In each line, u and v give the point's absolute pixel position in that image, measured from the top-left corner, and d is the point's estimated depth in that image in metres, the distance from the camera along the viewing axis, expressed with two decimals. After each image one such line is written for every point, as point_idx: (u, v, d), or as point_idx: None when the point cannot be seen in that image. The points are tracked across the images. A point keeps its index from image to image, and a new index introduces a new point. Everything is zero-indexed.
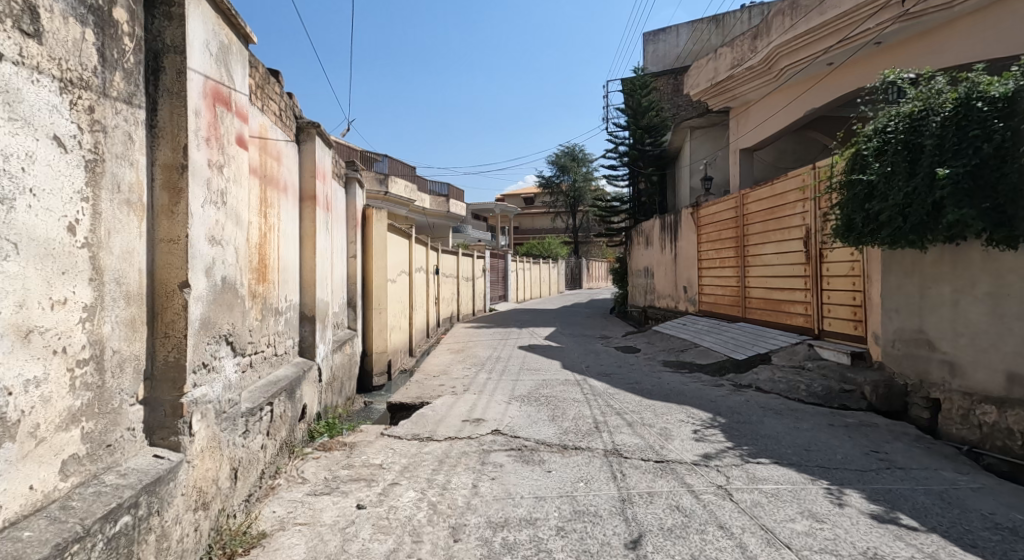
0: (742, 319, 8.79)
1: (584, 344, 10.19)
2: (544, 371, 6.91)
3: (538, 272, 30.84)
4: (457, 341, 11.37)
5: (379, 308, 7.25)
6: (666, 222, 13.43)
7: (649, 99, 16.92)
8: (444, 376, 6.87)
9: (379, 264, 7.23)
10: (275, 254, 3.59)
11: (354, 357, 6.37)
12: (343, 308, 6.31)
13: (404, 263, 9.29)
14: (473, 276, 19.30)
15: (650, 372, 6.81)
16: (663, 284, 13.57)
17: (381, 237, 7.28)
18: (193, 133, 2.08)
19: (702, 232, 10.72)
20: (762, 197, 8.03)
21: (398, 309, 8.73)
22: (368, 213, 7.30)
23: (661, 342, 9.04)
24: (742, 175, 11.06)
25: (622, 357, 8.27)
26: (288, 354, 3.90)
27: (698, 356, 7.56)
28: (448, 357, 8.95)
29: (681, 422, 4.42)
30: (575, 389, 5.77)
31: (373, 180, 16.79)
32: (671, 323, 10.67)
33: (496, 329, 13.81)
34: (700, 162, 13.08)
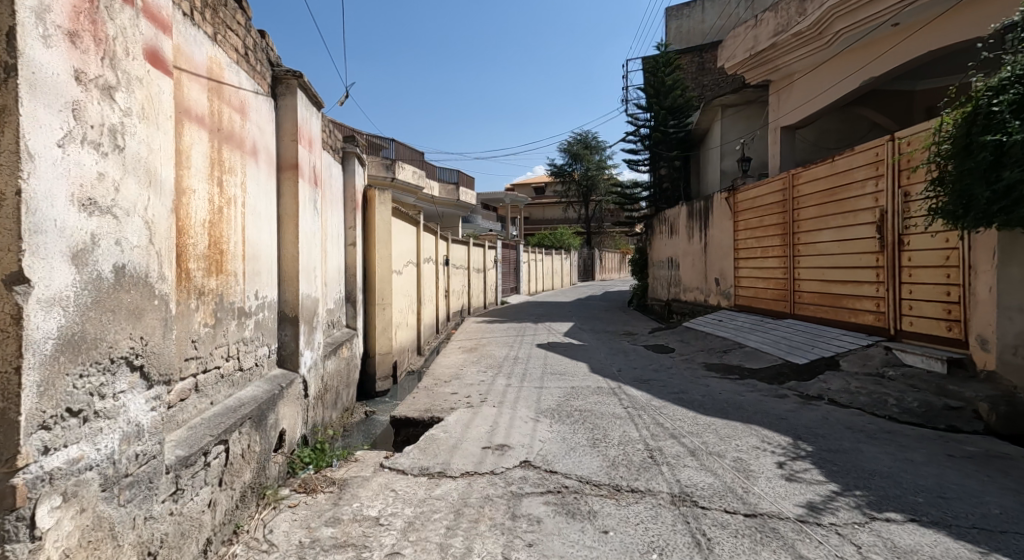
0: (790, 316, 7.84)
1: (609, 343, 9.28)
2: (571, 376, 6.02)
3: (550, 263, 29.91)
4: (469, 338, 10.49)
5: (383, 304, 6.40)
6: (695, 209, 12.45)
7: (673, 78, 15.86)
8: (457, 382, 6.01)
9: (382, 253, 6.37)
10: (238, 235, 2.70)
11: (354, 361, 5.52)
12: (340, 305, 5.45)
13: (412, 252, 8.43)
14: (484, 267, 18.48)
15: (694, 379, 5.89)
16: (691, 276, 12.60)
17: (384, 223, 6.41)
18: (32, 15, 1.27)
19: (740, 219, 9.72)
20: (820, 177, 7.04)
21: (405, 305, 7.90)
22: (369, 194, 6.41)
23: (697, 341, 8.10)
24: (783, 156, 10.12)
25: (656, 358, 7.34)
26: (259, 368, 3.03)
27: (746, 358, 6.63)
28: (459, 357, 8.08)
29: (757, 451, 3.52)
30: (612, 401, 4.89)
31: (380, 166, 16.00)
32: (704, 319, 9.72)
33: (510, 324, 12.97)
34: (732, 143, 12.09)
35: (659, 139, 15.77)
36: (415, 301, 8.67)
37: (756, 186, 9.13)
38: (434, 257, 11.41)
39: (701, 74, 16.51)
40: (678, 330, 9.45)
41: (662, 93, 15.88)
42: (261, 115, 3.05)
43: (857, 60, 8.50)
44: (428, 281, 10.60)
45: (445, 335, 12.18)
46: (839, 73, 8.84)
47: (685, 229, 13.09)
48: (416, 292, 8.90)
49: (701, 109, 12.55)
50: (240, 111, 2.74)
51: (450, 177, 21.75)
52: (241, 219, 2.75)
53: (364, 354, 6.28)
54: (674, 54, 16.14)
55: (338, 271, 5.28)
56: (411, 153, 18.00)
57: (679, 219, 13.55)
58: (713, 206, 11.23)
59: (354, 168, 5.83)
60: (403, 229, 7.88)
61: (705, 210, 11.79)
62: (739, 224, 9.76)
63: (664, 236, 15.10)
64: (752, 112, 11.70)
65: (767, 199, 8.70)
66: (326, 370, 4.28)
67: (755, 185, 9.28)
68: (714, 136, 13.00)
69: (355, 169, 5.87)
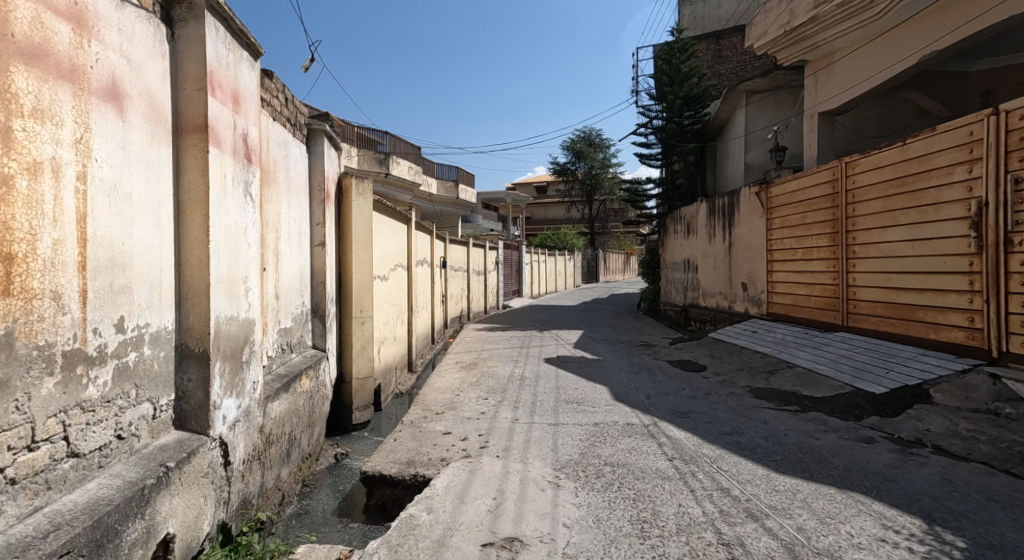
0: (842, 329, 6.72)
1: (627, 357, 8.16)
2: (592, 407, 4.91)
3: (554, 264, 28.84)
4: (468, 351, 9.37)
5: (362, 316, 5.28)
6: (717, 206, 11.34)
7: (689, 65, 14.78)
8: (452, 414, 4.89)
9: (360, 254, 5.24)
10: (63, 228, 1.67)
11: (321, 391, 4.43)
12: (304, 320, 4.36)
13: (401, 255, 7.32)
14: (485, 269, 17.40)
15: (744, 411, 4.77)
16: (713, 280, 11.49)
17: (363, 218, 5.29)
18: None
19: (775, 216, 8.59)
20: (886, 164, 5.93)
21: (393, 315, 6.77)
22: (344, 183, 5.28)
23: (733, 358, 6.97)
24: (822, 144, 9.03)
25: (688, 380, 6.22)
26: (123, 443, 1.92)
27: (800, 382, 5.50)
28: (457, 376, 6.97)
29: (886, 550, 2.39)
30: (651, 449, 3.78)
31: (373, 161, 14.95)
32: (734, 329, 8.60)
33: (513, 332, 11.88)
34: (760, 134, 11.00)
35: (674, 131, 14.68)
36: (405, 312, 7.57)
37: (795, 179, 8.00)
38: (429, 260, 10.32)
39: (718, 62, 15.44)
40: (705, 343, 8.32)
41: (677, 82, 14.83)
42: (131, 41, 1.96)
43: (916, 32, 7.39)
44: (422, 286, 9.52)
45: (442, 344, 11.08)
46: (893, 50, 7.75)
47: (705, 228, 11.99)
48: (408, 301, 7.82)
49: (724, 97, 11.48)
50: (70, 19, 1.70)
51: (449, 174, 20.70)
52: (71, 201, 1.70)
53: (339, 379, 5.18)
54: (690, 40, 15.09)
55: (297, 279, 4.16)
56: (407, 148, 16.96)
57: (698, 217, 12.47)
58: (740, 202, 10.11)
59: (325, 150, 4.70)
60: (391, 226, 6.76)
61: (730, 207, 10.66)
62: (773, 222, 8.64)
63: (679, 237, 14.00)
64: (782, 99, 10.63)
65: (811, 193, 7.57)
66: (271, 416, 3.16)
67: (792, 177, 8.17)
68: (737, 127, 11.92)
69: (325, 151, 4.74)
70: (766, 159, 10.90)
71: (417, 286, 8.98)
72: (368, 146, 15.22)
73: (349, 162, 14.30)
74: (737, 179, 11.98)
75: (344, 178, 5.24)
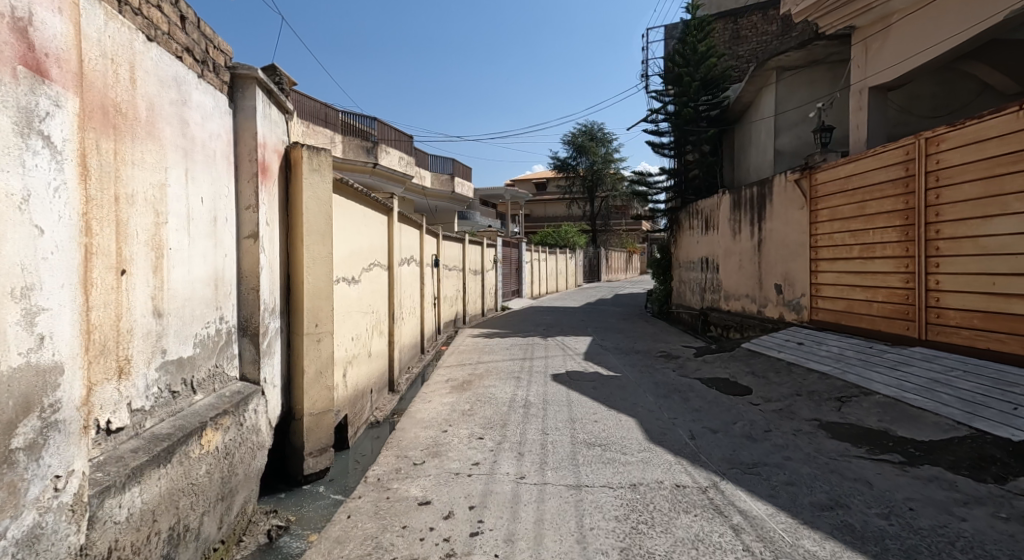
0: (921, 343, 5.48)
1: (649, 374, 6.91)
2: (622, 458, 3.66)
3: (555, 263, 27.65)
4: (461, 363, 8.13)
5: (318, 332, 4.04)
6: (744, 199, 10.10)
7: (706, 44, 13.49)
8: (434, 467, 3.63)
9: (311, 250, 3.98)
10: None
11: (251, 440, 3.18)
12: (223, 342, 3.09)
13: (379, 252, 6.05)
14: (482, 268, 16.16)
15: (832, 464, 3.51)
16: (739, 283, 10.26)
17: (317, 204, 4.02)
18: None
19: (822, 207, 7.33)
20: (992, 136, 4.67)
21: (366, 327, 5.51)
22: (291, 155, 3.97)
23: (783, 379, 5.72)
24: (872, 124, 7.82)
25: (735, 409, 4.97)
26: None
27: (887, 416, 4.25)
28: (446, 399, 5.71)
29: None
30: (724, 541, 2.54)
31: (360, 150, 13.75)
32: (773, 341, 7.37)
33: (513, 339, 10.66)
34: (793, 116, 9.89)
35: (690, 117, 13.42)
36: (384, 321, 6.30)
37: (851, 162, 6.73)
38: (418, 258, 9.07)
39: (736, 43, 14.19)
40: (741, 357, 7.08)
41: (694, 62, 13.51)
42: None
43: None
44: (409, 289, 8.26)
45: (433, 354, 9.84)
46: (966, 8, 6.49)
47: (729, 223, 10.75)
48: (388, 307, 6.56)
49: (750, 75, 10.35)
50: None
51: (444, 167, 19.45)
52: None
53: (287, 416, 3.94)
54: (707, 17, 13.80)
55: (208, 285, 2.90)
56: (399, 138, 15.77)
57: (720, 211, 11.24)
58: (774, 192, 8.87)
59: (259, 103, 3.40)
60: (365, 215, 5.46)
61: (760, 199, 9.41)
62: (819, 214, 7.39)
63: (698, 234, 12.76)
64: (819, 78, 9.56)
65: (873, 179, 6.30)
66: (121, 520, 1.90)
67: (844, 161, 6.90)
68: (765, 109, 10.72)
69: (261, 106, 3.45)
70: (812, 140, 9.62)
71: (402, 288, 7.70)
72: (356, 133, 14.02)
73: (333, 150, 13.10)
74: (765, 168, 10.75)
75: (292, 148, 3.94)
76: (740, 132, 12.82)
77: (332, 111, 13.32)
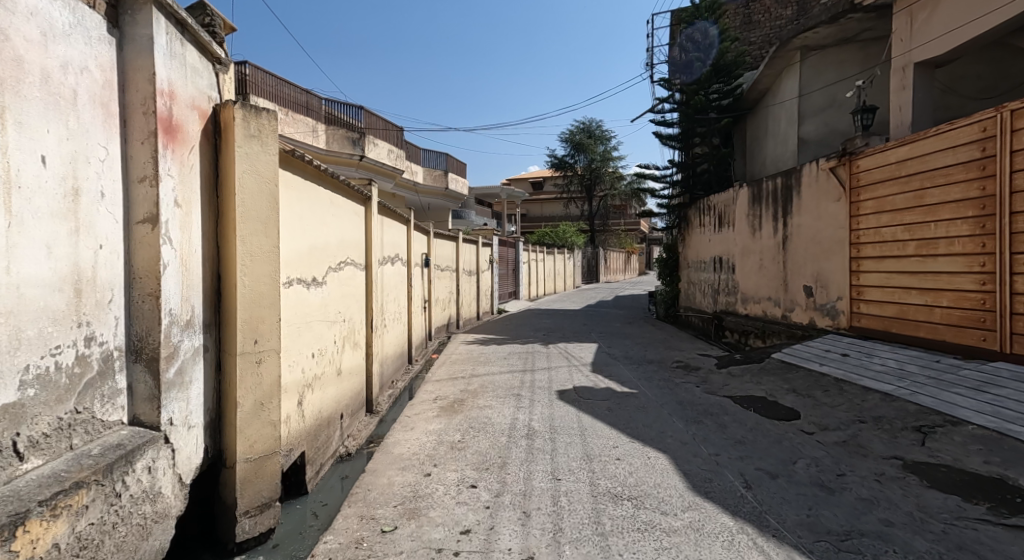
0: (1004, 357, 4.57)
1: (671, 391, 5.94)
2: (664, 525, 2.71)
3: (552, 263, 26.71)
4: (453, 375, 7.17)
5: (258, 349, 3.06)
6: (765, 192, 9.17)
7: (718, 27, 12.58)
8: (410, 538, 2.67)
9: (248, 241, 3.00)
10: None
11: (140, 513, 2.22)
12: (93, 376, 2.11)
13: (353, 248, 5.07)
14: (477, 269, 15.20)
15: (952, 534, 2.57)
16: (761, 285, 9.34)
17: (257, 181, 3.04)
18: None
19: (866, 197, 6.40)
20: None
21: (334, 338, 4.53)
22: (222, 114, 2.97)
23: (838, 401, 4.76)
24: (918, 104, 6.92)
25: (788, 441, 4.02)
26: None
27: (994, 455, 3.32)
28: (432, 425, 4.75)
29: None
30: None
31: (345, 141, 12.78)
32: (811, 351, 6.44)
33: (511, 346, 9.71)
34: (820, 100, 9.08)
35: (700, 106, 12.51)
36: (359, 329, 5.32)
37: (906, 144, 5.80)
38: (404, 257, 8.12)
39: (748, 28, 13.31)
40: (775, 372, 6.13)
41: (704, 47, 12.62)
42: None
43: None
44: (393, 291, 7.30)
45: (423, 363, 8.87)
46: None
47: (748, 219, 9.83)
48: (365, 313, 5.58)
49: (771, 56, 9.47)
50: None
51: (436, 162, 18.51)
52: None
53: (216, 462, 2.96)
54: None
55: (60, 291, 1.94)
56: (388, 129, 14.81)
57: (737, 206, 10.33)
58: (803, 183, 7.94)
59: (162, 32, 2.41)
60: (334, 202, 4.49)
61: (785, 191, 8.49)
62: (862, 206, 6.46)
63: (712, 232, 11.84)
64: (849, 57, 8.73)
65: (937, 162, 5.37)
66: None
67: (896, 144, 5.97)
68: (786, 95, 9.83)
69: (166, 39, 2.46)
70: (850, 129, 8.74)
71: (385, 290, 6.72)
72: (341, 123, 13.04)
73: (316, 141, 12.12)
74: (787, 159, 9.84)
75: (222, 106, 2.96)
76: (756, 122, 11.91)
77: (315, 99, 12.37)
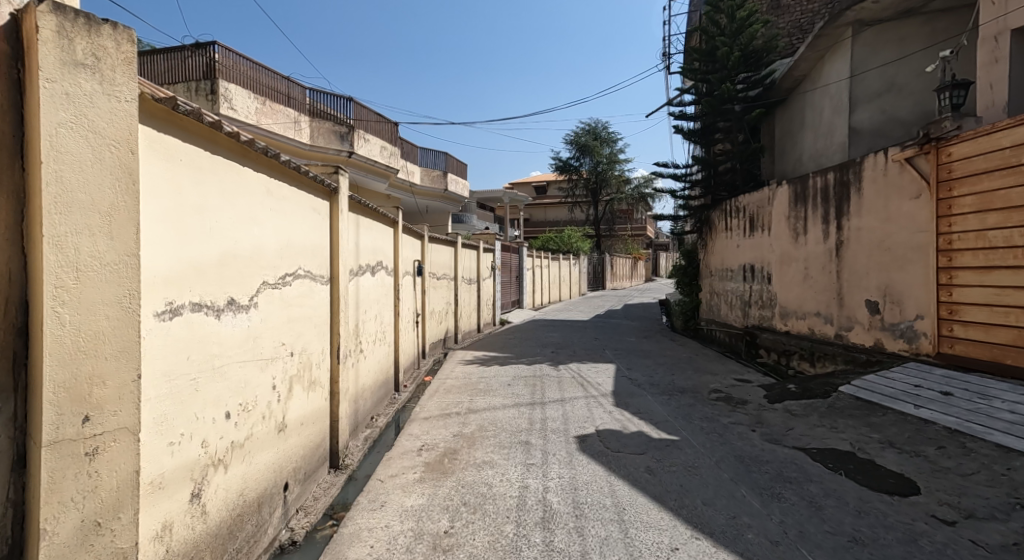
0: None
1: (721, 439, 4.65)
2: None
3: (557, 270, 25.45)
4: (446, 410, 5.90)
5: (92, 431, 1.77)
6: (811, 190, 7.89)
7: (748, 7, 11.15)
8: None
9: (72, 245, 1.71)
10: None
11: None
12: None
13: (306, 256, 3.79)
14: (478, 277, 13.95)
15: None
16: (807, 298, 8.04)
17: (93, 143, 1.76)
18: None
19: (963, 192, 5.17)
20: None
21: (274, 382, 3.24)
22: (24, 23, 1.69)
23: (969, 467, 3.47)
24: (1016, 77, 5.59)
25: (930, 545, 2.74)
26: None
27: None
28: (411, 501, 3.48)
29: None
30: None
31: (332, 135, 11.58)
32: (895, 384, 5.14)
33: (516, 368, 8.43)
34: (875, 84, 7.85)
35: (727, 95, 11.15)
36: (318, 363, 4.03)
37: None
38: (390, 265, 6.87)
39: (776, 13, 12.07)
40: (853, 413, 4.83)
41: (730, 30, 11.17)
42: None
43: None
44: (374, 307, 6.04)
45: (414, 389, 7.60)
46: None
47: (788, 222, 8.54)
48: (328, 340, 4.29)
49: (815, 34, 8.21)
50: None
51: (434, 162, 17.31)
52: None
53: None
54: None
55: None
56: (381, 124, 13.60)
57: (774, 208, 9.05)
58: (864, 178, 6.66)
59: None
60: (274, 192, 3.21)
61: (838, 188, 7.22)
62: (958, 203, 5.21)
63: (742, 237, 10.54)
64: (911, 33, 7.53)
65: None
66: None
67: (1012, 123, 4.72)
68: (833, 79, 8.59)
69: None
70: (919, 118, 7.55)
71: (360, 306, 5.45)
72: (327, 116, 11.79)
73: (299, 135, 10.92)
74: (834, 153, 8.57)
75: (25, 9, 1.67)
76: (790, 114, 10.66)
77: (298, 89, 11.11)
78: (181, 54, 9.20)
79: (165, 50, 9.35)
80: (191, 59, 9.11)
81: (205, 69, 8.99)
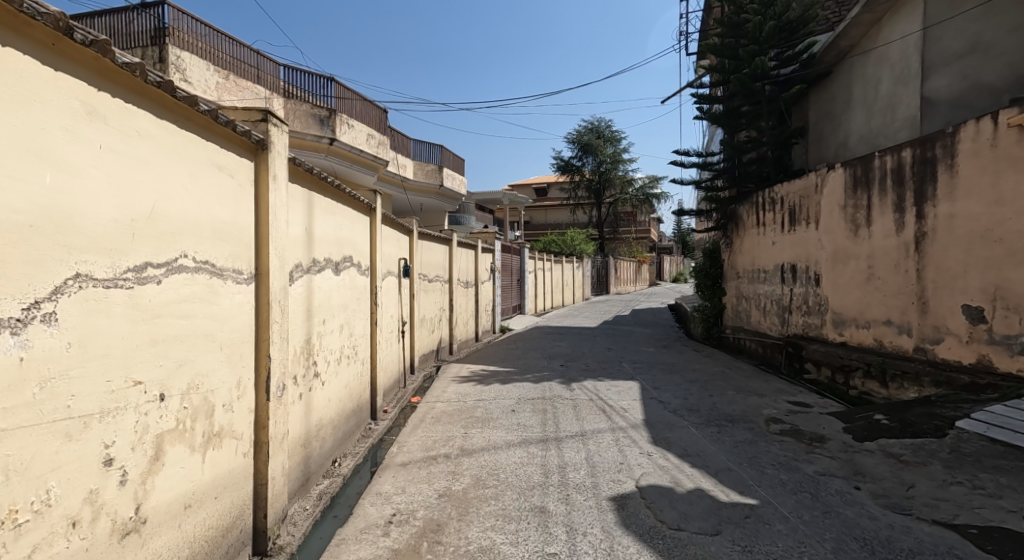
0: None
1: (819, 504, 3.29)
2: None
3: (561, 272, 24.11)
4: (432, 451, 4.50)
5: None
6: (877, 172, 6.55)
7: None
8: None
9: None
10: None
11: None
12: None
13: (196, 237, 2.38)
14: (477, 279, 12.59)
15: None
16: (872, 303, 6.67)
17: None
18: None
19: None
20: None
21: (110, 452, 1.83)
22: None
23: None
24: None
25: None
26: None
27: None
28: None
29: None
30: None
31: (311, 119, 10.27)
32: None
33: (520, 387, 7.05)
34: (954, 44, 6.53)
35: (760, 71, 9.72)
36: (224, 404, 2.62)
37: None
38: (363, 262, 5.49)
39: None
40: (1000, 465, 3.44)
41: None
42: None
43: None
44: (339, 315, 4.68)
45: (396, 415, 6.21)
46: None
47: (844, 213, 7.22)
48: (248, 366, 2.88)
49: None
50: None
51: (428, 155, 15.97)
52: None
53: None
54: None
55: None
56: (368, 110, 12.27)
57: (824, 197, 7.71)
58: (960, 152, 5.34)
59: None
60: (105, 117, 1.81)
61: (918, 167, 5.88)
62: None
63: (779, 233, 9.19)
64: None
65: None
66: None
67: None
68: (899, 42, 7.24)
69: None
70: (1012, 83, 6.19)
71: (315, 314, 4.07)
72: (305, 96, 10.47)
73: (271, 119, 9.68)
74: (900, 131, 7.21)
75: None
76: (834, 92, 9.36)
77: (270, 66, 9.85)
78: (127, 16, 7.89)
79: (110, 10, 8.05)
80: (138, 22, 7.80)
81: (154, 34, 7.70)
